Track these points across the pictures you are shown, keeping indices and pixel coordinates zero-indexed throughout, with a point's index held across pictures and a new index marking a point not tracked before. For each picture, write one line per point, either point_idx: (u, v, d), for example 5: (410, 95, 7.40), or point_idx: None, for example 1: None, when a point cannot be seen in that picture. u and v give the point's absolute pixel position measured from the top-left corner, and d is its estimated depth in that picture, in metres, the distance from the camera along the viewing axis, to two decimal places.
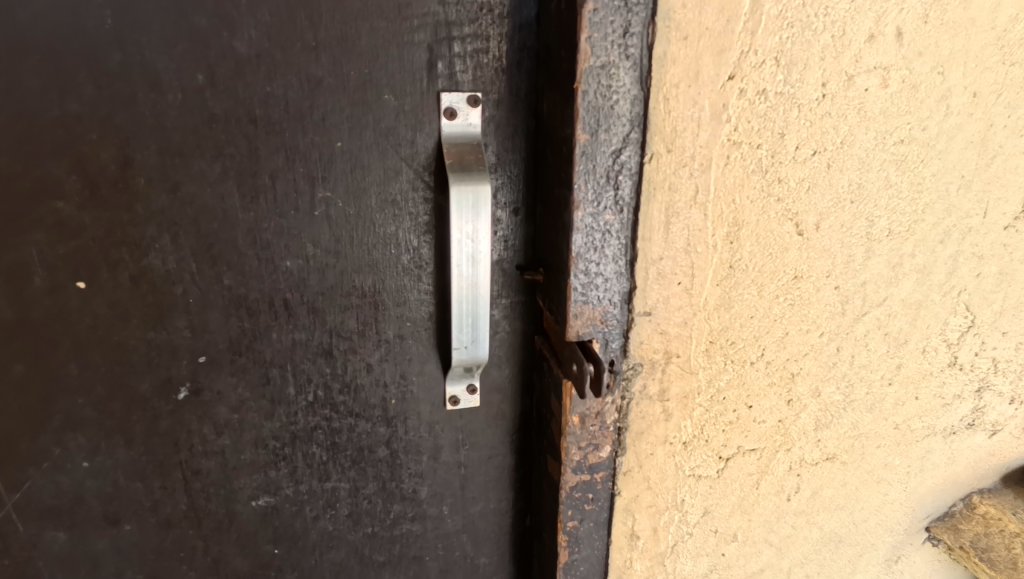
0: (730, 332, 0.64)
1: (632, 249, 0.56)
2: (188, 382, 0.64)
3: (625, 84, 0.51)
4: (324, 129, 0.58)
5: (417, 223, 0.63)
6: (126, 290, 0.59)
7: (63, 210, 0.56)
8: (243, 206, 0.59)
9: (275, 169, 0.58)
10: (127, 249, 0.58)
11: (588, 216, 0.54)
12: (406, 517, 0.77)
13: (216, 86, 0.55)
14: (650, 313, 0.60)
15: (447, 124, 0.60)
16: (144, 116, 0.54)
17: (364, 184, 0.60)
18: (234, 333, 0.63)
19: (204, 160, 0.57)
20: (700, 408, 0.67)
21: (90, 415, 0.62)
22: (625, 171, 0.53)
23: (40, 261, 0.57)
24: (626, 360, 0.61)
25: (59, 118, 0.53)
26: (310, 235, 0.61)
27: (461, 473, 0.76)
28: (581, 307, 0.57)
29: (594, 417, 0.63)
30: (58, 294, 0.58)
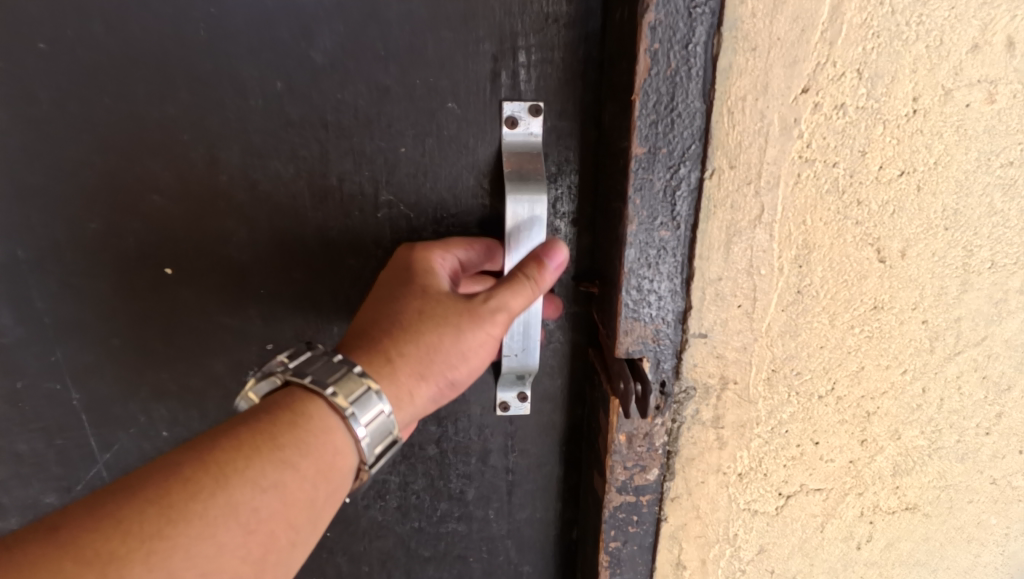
0: (796, 362, 0.59)
1: (688, 268, 0.54)
2: (256, 366, 0.68)
3: (686, 96, 0.49)
4: (390, 135, 0.60)
5: (475, 229, 0.64)
6: (207, 278, 0.65)
7: (156, 203, 0.61)
8: (313, 205, 0.62)
9: (343, 172, 0.61)
10: (210, 240, 0.63)
11: (641, 231, 0.52)
12: (452, 516, 0.78)
13: (294, 92, 0.58)
14: (707, 335, 0.56)
15: (508, 132, 0.61)
16: (229, 119, 0.59)
17: (425, 190, 0.63)
18: (300, 324, 0.67)
19: (279, 161, 0.61)
20: (759, 439, 0.62)
21: (171, 389, 0.69)
22: (683, 187, 0.51)
23: (136, 248, 0.63)
24: (679, 382, 0.58)
25: (158, 120, 0.59)
26: (373, 235, 0.64)
27: (508, 480, 0.77)
28: (632, 324, 0.55)
29: (641, 437, 0.61)
30: (149, 278, 0.64)
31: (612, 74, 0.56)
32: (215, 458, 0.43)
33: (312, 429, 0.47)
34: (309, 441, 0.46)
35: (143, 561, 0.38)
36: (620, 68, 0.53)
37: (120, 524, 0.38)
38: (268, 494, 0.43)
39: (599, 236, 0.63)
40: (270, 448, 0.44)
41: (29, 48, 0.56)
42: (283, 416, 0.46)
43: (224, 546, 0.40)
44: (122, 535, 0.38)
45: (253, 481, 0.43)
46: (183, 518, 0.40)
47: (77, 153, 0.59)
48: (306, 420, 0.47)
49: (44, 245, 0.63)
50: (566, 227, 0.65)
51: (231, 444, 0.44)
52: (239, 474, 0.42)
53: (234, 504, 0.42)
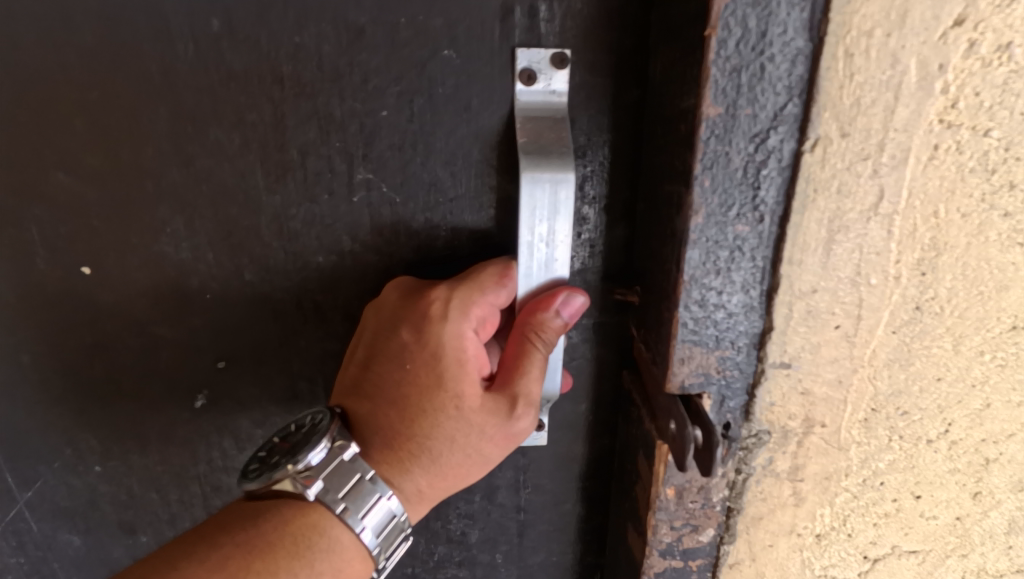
0: (904, 399, 0.45)
1: (771, 276, 0.39)
2: (206, 389, 0.55)
3: (784, 31, 0.34)
4: (366, 93, 0.46)
5: (479, 217, 0.50)
6: (138, 279, 0.50)
7: (64, 183, 0.47)
8: (268, 186, 0.48)
9: (305, 144, 0.47)
10: (136, 232, 0.49)
11: (710, 226, 0.38)
12: (452, 561, 0.65)
13: (235, 34, 0.44)
14: (790, 366, 0.42)
15: (523, 90, 0.46)
16: (151, 72, 0.44)
17: (415, 168, 0.48)
18: (260, 337, 0.53)
19: (221, 128, 0.46)
20: (846, 494, 0.48)
21: (100, 414, 0.55)
22: (772, 163, 0.36)
23: (42, 241, 0.49)
24: (748, 425, 0.44)
25: (58, 72, 0.44)
26: (347, 226, 0.50)
27: (520, 520, 0.63)
28: (690, 351, 0.41)
29: (695, 491, 0.47)
30: (62, 279, 0.50)
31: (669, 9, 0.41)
32: None
33: (341, 546, 0.42)
34: (339, 560, 0.41)
35: None
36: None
37: None
38: None
39: (642, 230, 0.48)
40: (305, 571, 0.40)
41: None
42: (312, 531, 0.41)
43: None
44: None
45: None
46: None
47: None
48: (336, 536, 0.42)
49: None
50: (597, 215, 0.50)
51: (263, 566, 0.39)
52: None
53: None
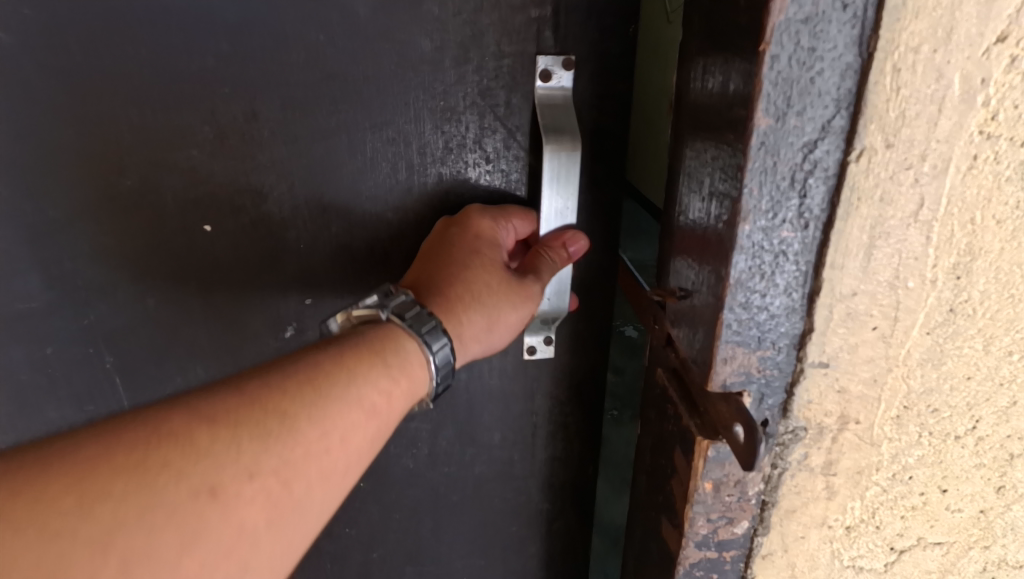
0: (935, 397, 0.46)
1: (813, 279, 0.41)
2: (294, 322, 0.67)
3: (834, 47, 0.35)
4: (436, 85, 0.58)
5: (507, 180, 0.62)
6: (246, 233, 0.62)
7: (196, 158, 0.59)
8: (349, 157, 0.60)
9: (378, 124, 0.59)
10: (249, 195, 0.61)
11: (757, 231, 0.39)
12: (478, 459, 0.77)
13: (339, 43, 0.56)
14: (828, 365, 0.44)
15: (542, 86, 0.59)
16: (268, 73, 0.57)
17: (473, 141, 0.61)
18: (337, 279, 0.65)
19: (322, 116, 0.59)
20: (876, 488, 0.50)
21: (207, 345, 0.67)
22: (817, 173, 0.38)
23: (174, 204, 0.61)
24: (784, 422, 0.46)
25: (207, 72, 0.56)
26: (409, 188, 0.62)
27: (531, 420, 0.76)
28: (733, 351, 0.43)
29: (731, 485, 0.49)
30: (188, 234, 0.62)
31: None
32: (340, 362, 0.44)
33: (408, 352, 0.48)
34: (411, 356, 0.48)
35: (282, 431, 0.40)
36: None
37: (274, 405, 0.40)
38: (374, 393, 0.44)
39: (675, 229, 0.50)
40: (384, 361, 0.46)
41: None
42: (386, 337, 0.48)
43: (341, 433, 0.42)
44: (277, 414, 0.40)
45: (374, 385, 0.44)
46: (323, 409, 0.41)
47: (121, 105, 0.57)
48: (405, 343, 0.48)
49: (77, 204, 0.60)
50: (590, 168, 0.63)
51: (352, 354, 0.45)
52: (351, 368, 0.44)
53: (354, 406, 0.43)
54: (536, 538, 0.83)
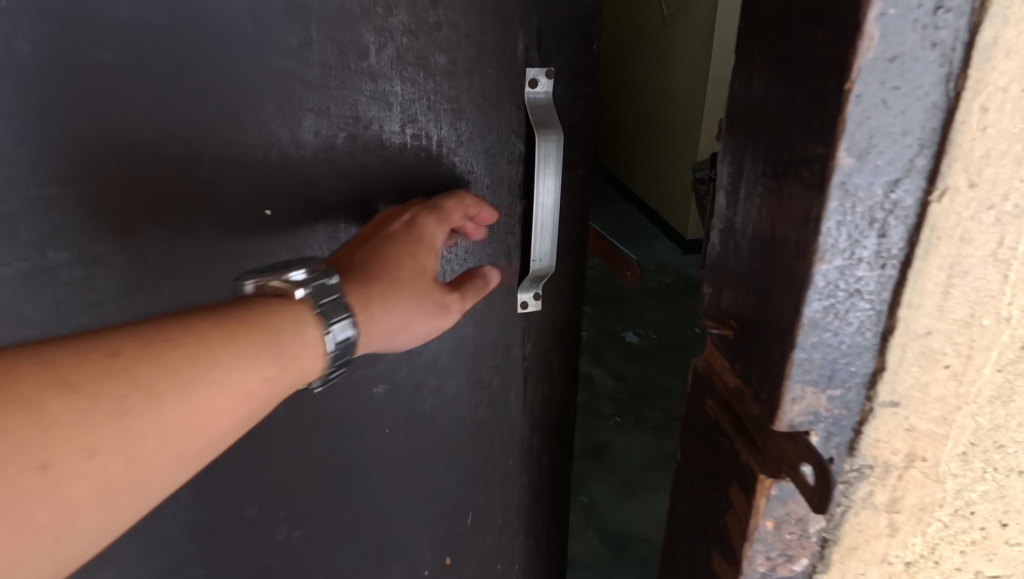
0: (1002, 433, 0.45)
1: (888, 318, 0.40)
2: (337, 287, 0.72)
3: (920, 86, 0.34)
4: (453, 97, 0.69)
5: (513, 160, 0.74)
6: (300, 214, 0.68)
7: (253, 153, 0.64)
8: (382, 156, 0.69)
9: (408, 122, 0.68)
10: (299, 185, 0.67)
11: (833, 271, 0.38)
12: (483, 404, 0.87)
13: (382, 64, 0.65)
14: (898, 404, 0.43)
15: (530, 92, 0.71)
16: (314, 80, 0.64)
17: (487, 131, 0.71)
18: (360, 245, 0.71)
19: (366, 116, 0.67)
20: (938, 523, 0.49)
21: None
22: (897, 213, 0.37)
23: (244, 190, 0.65)
24: (850, 460, 0.45)
25: (268, 85, 0.62)
26: (435, 173, 0.71)
27: (524, 367, 0.87)
28: (801, 390, 0.42)
29: (794, 523, 0.48)
30: (250, 218, 0.67)
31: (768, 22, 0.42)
32: (231, 340, 0.47)
33: (305, 337, 0.52)
34: (313, 344, 0.52)
35: (137, 402, 0.43)
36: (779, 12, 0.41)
37: (130, 372, 0.43)
38: (226, 379, 0.46)
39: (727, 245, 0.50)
40: (274, 345, 0.49)
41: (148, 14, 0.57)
42: (292, 320, 0.51)
43: (209, 408, 0.45)
44: (130, 383, 0.42)
45: (248, 365, 0.47)
46: (161, 388, 0.43)
47: (177, 106, 0.60)
48: (304, 330, 0.52)
49: (145, 198, 0.63)
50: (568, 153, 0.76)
51: (245, 333, 0.48)
52: (193, 356, 0.45)
53: (230, 384, 0.46)
54: (531, 483, 0.95)
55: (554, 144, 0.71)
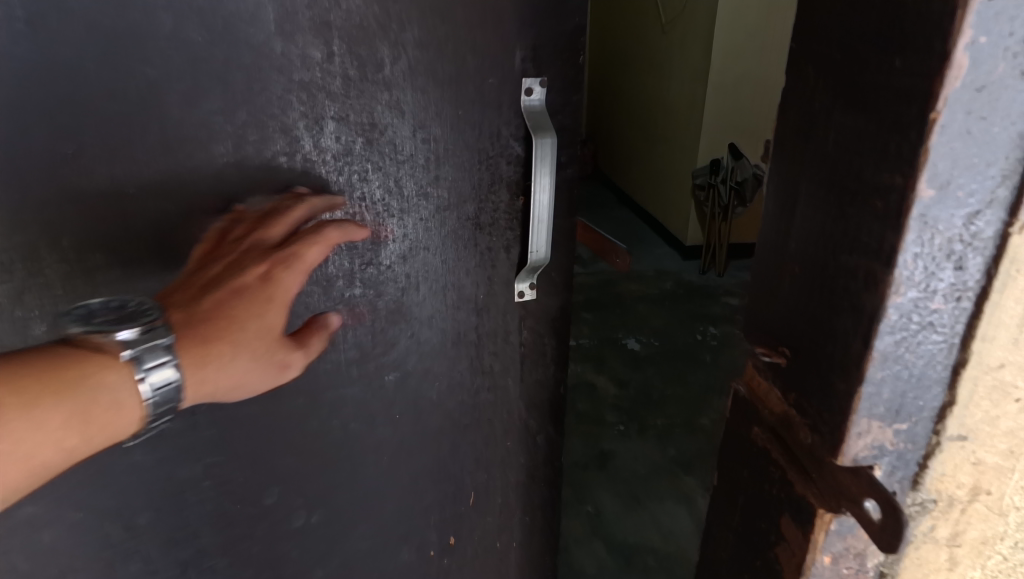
0: None
1: (960, 351, 0.39)
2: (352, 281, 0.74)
3: (1007, 116, 0.33)
4: (455, 107, 0.70)
5: (512, 159, 0.76)
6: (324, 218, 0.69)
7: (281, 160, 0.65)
8: (397, 158, 0.70)
9: (420, 126, 0.69)
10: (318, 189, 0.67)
11: (907, 303, 0.37)
12: (485, 387, 0.87)
13: (407, 77, 0.67)
14: (966, 438, 0.42)
15: (525, 101, 0.73)
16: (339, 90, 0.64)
17: (489, 131, 0.73)
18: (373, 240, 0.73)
19: (383, 121, 0.68)
20: (999, 556, 0.48)
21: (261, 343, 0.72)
22: (974, 244, 0.36)
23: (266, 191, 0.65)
24: (913, 494, 0.44)
25: (295, 95, 0.63)
26: (441, 173, 0.73)
27: (522, 351, 0.88)
28: (867, 423, 0.41)
29: (851, 557, 0.47)
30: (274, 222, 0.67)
31: (818, 45, 0.43)
32: (40, 403, 0.47)
33: (118, 398, 0.51)
34: (127, 408, 0.51)
35: None
36: (829, 36, 0.41)
37: None
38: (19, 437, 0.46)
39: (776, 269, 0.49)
40: (81, 409, 0.49)
41: (188, 32, 0.57)
42: (101, 382, 0.50)
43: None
44: None
45: (54, 429, 0.48)
46: None
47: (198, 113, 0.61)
48: (117, 391, 0.51)
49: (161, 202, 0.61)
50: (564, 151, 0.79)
51: (53, 395, 0.48)
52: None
53: (27, 448, 0.47)
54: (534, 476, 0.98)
55: (549, 145, 0.74)
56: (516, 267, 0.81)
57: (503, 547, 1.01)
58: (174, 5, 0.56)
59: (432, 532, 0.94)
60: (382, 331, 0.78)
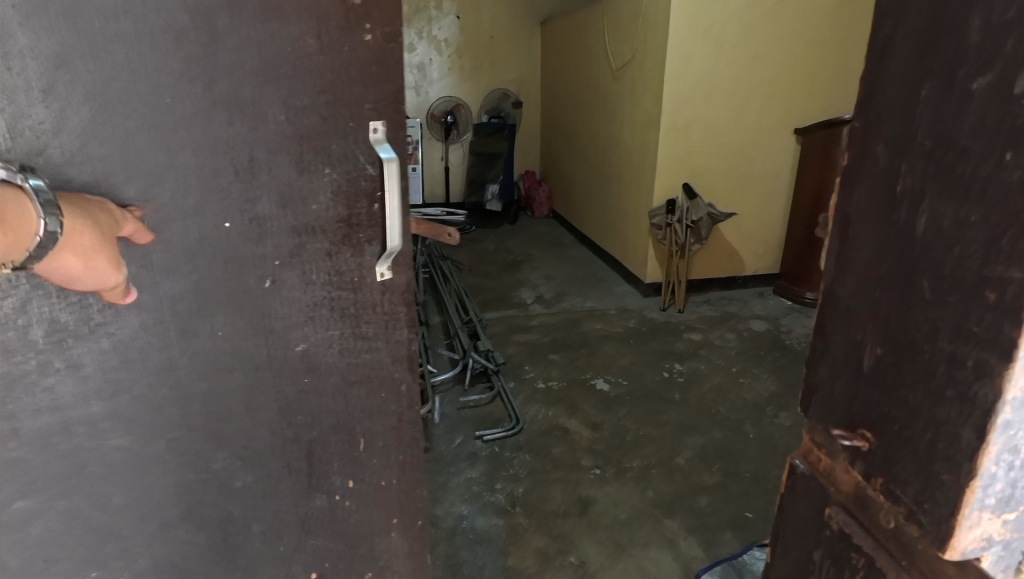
0: None
1: None
2: (270, 274, 0.73)
3: None
4: (319, 139, 0.70)
5: (364, 173, 0.73)
6: (253, 234, 0.70)
7: (225, 185, 0.67)
8: (295, 173, 0.70)
9: (314, 143, 0.70)
10: (243, 201, 0.69)
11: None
12: (358, 349, 0.81)
13: (295, 123, 0.68)
14: None
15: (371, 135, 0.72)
16: (271, 125, 0.67)
17: (340, 152, 0.71)
18: (292, 244, 0.73)
19: (287, 143, 0.69)
20: None
21: (208, 344, 0.73)
22: None
23: (200, 206, 0.67)
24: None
25: (240, 136, 0.66)
26: (308, 190, 0.71)
27: (385, 311, 0.80)
28: (979, 516, 0.40)
29: None
30: (213, 236, 0.69)
31: (894, 129, 0.44)
32: None
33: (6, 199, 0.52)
34: (21, 224, 0.52)
35: None
36: (914, 124, 0.42)
37: None
38: None
39: (848, 342, 0.50)
40: None
41: (162, 93, 0.62)
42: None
43: None
44: None
45: None
46: None
47: (155, 156, 0.63)
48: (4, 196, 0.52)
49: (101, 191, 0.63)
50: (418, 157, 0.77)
51: None
52: None
53: None
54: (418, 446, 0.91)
55: (394, 164, 0.72)
56: (375, 254, 0.77)
57: (384, 486, 0.91)
58: (150, 74, 0.61)
59: (331, 477, 0.87)
60: (294, 322, 0.76)
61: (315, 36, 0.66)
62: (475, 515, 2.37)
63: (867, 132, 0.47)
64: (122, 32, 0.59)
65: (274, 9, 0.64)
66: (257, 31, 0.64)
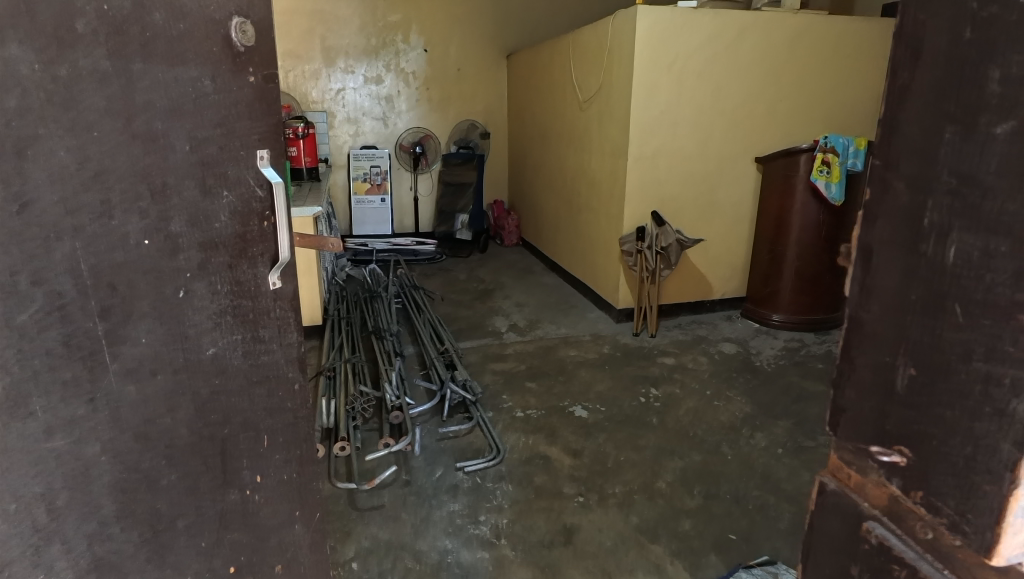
0: None
1: None
2: (182, 283, 0.70)
3: None
4: (216, 163, 0.72)
5: (252, 193, 0.77)
6: (159, 250, 0.67)
7: (144, 203, 0.65)
8: (200, 194, 0.70)
9: (214, 166, 0.72)
10: (155, 215, 0.66)
11: None
12: (256, 354, 0.81)
13: (199, 152, 0.70)
14: None
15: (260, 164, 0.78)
16: (173, 147, 0.67)
17: (234, 176, 0.74)
18: (200, 257, 0.72)
19: (186, 161, 0.68)
20: None
21: (138, 359, 0.67)
22: None
23: (121, 217, 0.63)
24: None
25: (150, 155, 0.65)
26: (208, 209, 0.72)
27: (280, 312, 0.84)
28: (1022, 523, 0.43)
29: None
30: (126, 245, 0.64)
31: (913, 168, 0.48)
32: None
33: None
34: None
35: None
36: (935, 165, 0.46)
37: None
38: None
39: (876, 364, 0.53)
40: None
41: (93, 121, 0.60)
42: None
43: None
44: None
45: None
46: None
47: (73, 159, 0.59)
48: None
49: None
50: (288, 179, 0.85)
51: None
52: None
53: None
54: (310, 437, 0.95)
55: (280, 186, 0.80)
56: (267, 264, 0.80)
57: (289, 478, 0.92)
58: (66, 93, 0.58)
59: (243, 472, 0.83)
60: (204, 336, 0.74)
61: (210, 78, 0.70)
62: (460, 549, 2.33)
63: (888, 170, 0.51)
64: (57, 76, 0.57)
65: (179, 57, 0.66)
66: (165, 74, 0.65)
